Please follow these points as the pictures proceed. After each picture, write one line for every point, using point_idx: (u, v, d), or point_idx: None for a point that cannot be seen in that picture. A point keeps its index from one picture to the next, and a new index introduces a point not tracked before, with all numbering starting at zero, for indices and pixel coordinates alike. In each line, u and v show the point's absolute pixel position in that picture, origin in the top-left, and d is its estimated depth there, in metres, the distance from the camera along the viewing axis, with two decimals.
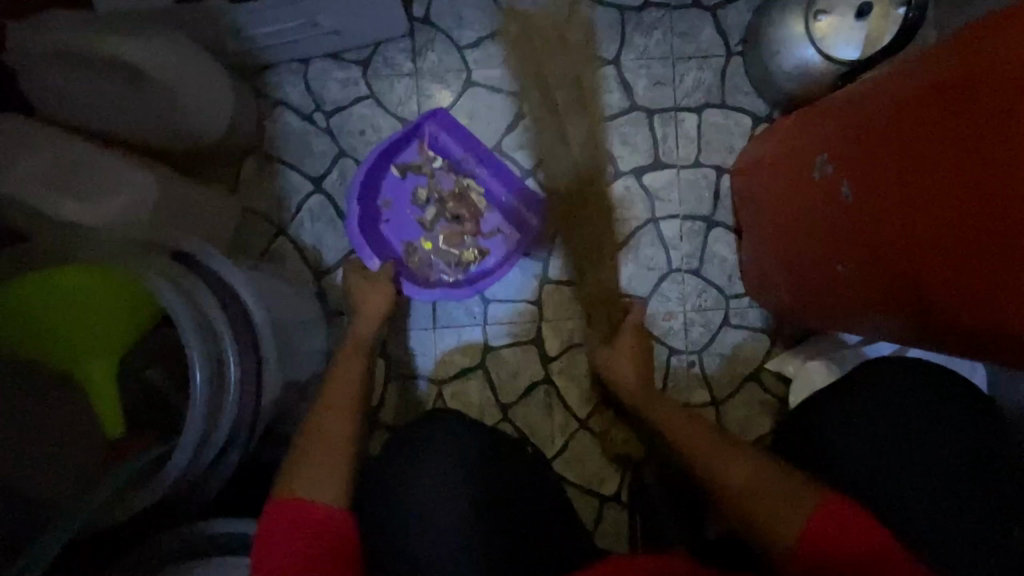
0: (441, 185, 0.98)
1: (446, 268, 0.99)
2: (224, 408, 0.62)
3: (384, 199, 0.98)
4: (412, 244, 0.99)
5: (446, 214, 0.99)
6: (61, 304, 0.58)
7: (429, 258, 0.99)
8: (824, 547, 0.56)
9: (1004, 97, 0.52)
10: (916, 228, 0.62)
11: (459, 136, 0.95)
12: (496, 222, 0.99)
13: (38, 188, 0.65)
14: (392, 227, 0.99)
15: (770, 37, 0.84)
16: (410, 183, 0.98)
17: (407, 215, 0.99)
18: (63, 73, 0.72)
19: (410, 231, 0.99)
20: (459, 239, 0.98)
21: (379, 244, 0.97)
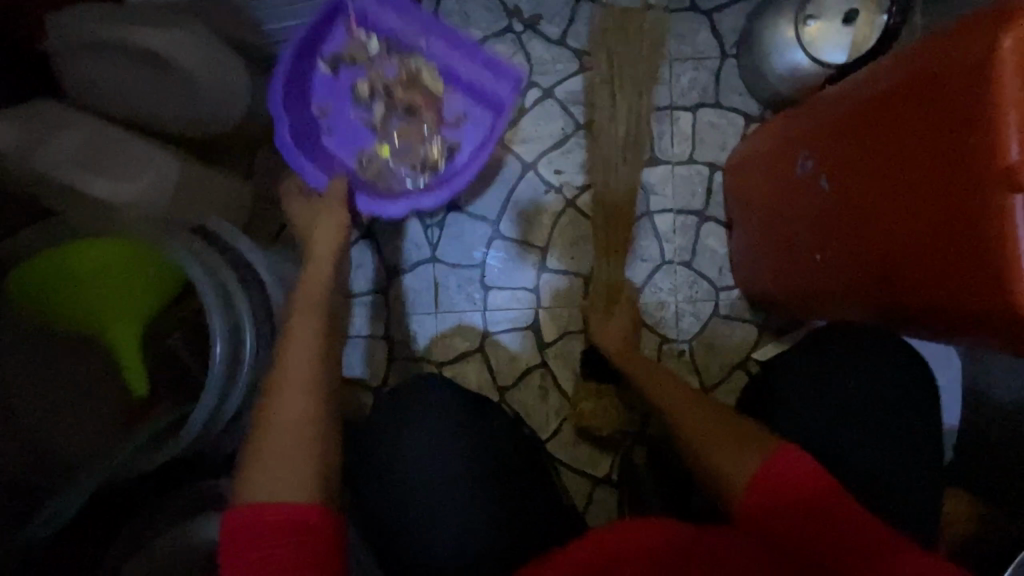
0: (384, 73, 0.92)
1: (411, 174, 0.93)
2: (238, 380, 0.69)
3: (319, 105, 0.92)
4: (365, 152, 0.92)
5: (397, 109, 0.93)
6: (96, 274, 0.68)
7: (393, 167, 0.93)
8: (770, 493, 0.58)
9: (973, 99, 0.51)
10: (889, 227, 0.61)
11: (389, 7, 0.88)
12: (459, 107, 0.93)
13: (71, 168, 0.75)
14: (338, 138, 0.92)
15: (765, 41, 0.94)
16: (345, 79, 0.92)
17: (350, 118, 0.93)
18: (98, 63, 0.81)
19: (358, 139, 0.93)
20: (420, 137, 0.93)
21: (328, 160, 0.90)
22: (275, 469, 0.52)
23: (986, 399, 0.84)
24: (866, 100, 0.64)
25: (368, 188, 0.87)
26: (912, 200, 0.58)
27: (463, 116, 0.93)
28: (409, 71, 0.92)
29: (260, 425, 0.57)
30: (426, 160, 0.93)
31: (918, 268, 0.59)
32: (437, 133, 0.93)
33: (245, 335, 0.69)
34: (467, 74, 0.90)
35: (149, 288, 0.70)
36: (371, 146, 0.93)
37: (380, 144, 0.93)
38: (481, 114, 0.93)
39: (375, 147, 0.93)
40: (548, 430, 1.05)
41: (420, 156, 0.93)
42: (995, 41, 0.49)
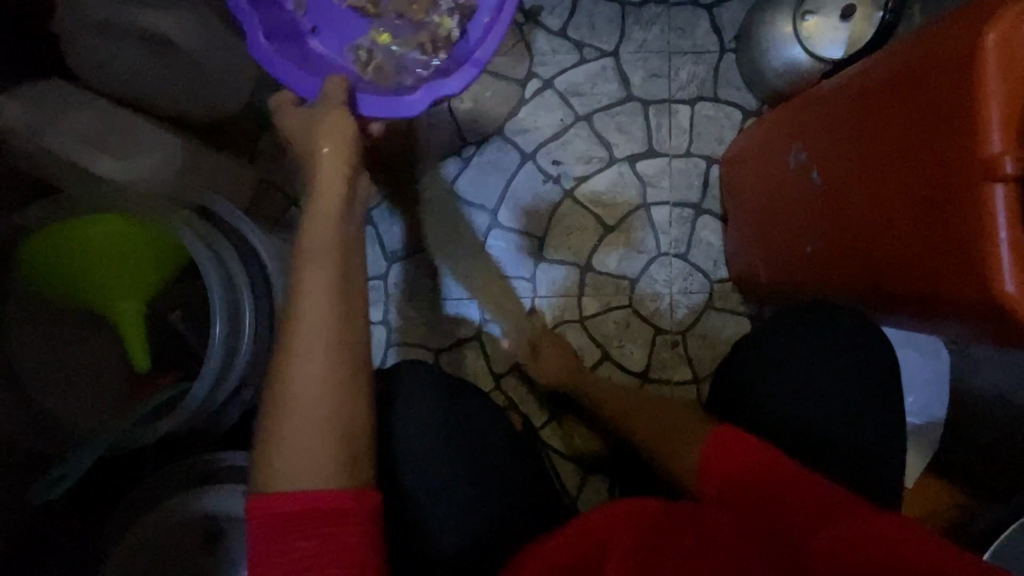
0: None
1: (421, 55, 0.80)
2: (239, 355, 0.70)
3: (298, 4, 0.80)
4: (362, 43, 0.81)
5: None
6: (100, 252, 0.69)
7: (401, 55, 0.80)
8: (722, 477, 0.61)
9: (958, 83, 0.52)
10: (874, 208, 0.62)
11: None
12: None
13: (79, 147, 0.76)
14: (327, 36, 0.81)
15: (763, 37, 0.96)
16: None
17: (333, 7, 0.81)
18: (105, 44, 0.82)
19: (353, 31, 0.82)
20: (422, 10, 0.81)
21: (321, 61, 0.78)
22: (297, 454, 0.50)
23: (972, 390, 0.86)
24: (858, 87, 0.66)
25: (378, 85, 0.75)
26: (896, 188, 0.59)
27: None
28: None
29: (281, 399, 0.53)
30: (436, 34, 0.80)
31: (901, 256, 0.60)
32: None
33: (244, 313, 0.71)
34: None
35: (153, 265, 0.72)
36: (368, 38, 0.81)
37: (377, 32, 0.81)
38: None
39: (373, 37, 0.81)
40: (543, 417, 1.06)
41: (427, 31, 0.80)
42: (979, 34, 0.50)
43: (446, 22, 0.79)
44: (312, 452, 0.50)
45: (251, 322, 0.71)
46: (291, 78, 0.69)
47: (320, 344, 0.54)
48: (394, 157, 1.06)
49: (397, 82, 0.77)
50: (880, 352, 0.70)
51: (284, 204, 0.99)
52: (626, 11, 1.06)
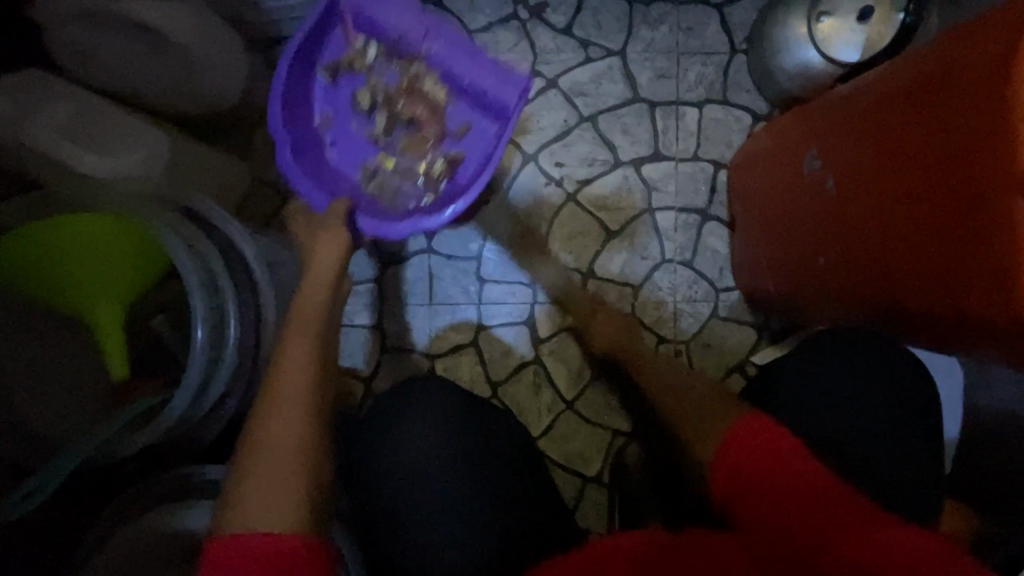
0: (386, 80, 0.90)
1: (415, 187, 0.89)
2: (223, 364, 0.67)
3: (321, 118, 0.89)
4: (369, 163, 0.90)
5: (398, 118, 0.90)
6: (78, 250, 0.66)
7: (397, 182, 0.89)
8: (738, 470, 0.58)
9: (990, 92, 0.49)
10: (895, 220, 0.59)
11: (384, 9, 0.85)
12: (461, 118, 0.89)
13: (58, 141, 0.72)
14: (339, 151, 0.90)
15: (775, 38, 0.92)
16: (346, 88, 0.90)
17: (351, 129, 0.90)
18: (88, 33, 0.78)
19: (362, 149, 0.90)
20: (423, 147, 0.89)
21: (332, 174, 0.88)
22: (261, 497, 0.51)
23: (985, 407, 0.83)
24: (879, 91, 0.62)
25: (369, 205, 0.85)
26: (915, 203, 0.56)
27: (466, 126, 0.89)
28: (409, 80, 0.89)
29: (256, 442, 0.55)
30: (428, 171, 0.88)
31: (920, 272, 0.57)
32: (441, 145, 0.90)
33: (229, 318, 0.67)
34: (471, 80, 0.86)
35: (134, 267, 0.68)
36: (374, 158, 0.90)
37: (383, 155, 0.90)
38: (485, 121, 0.89)
39: (378, 158, 0.90)
40: (541, 427, 1.03)
41: (423, 166, 0.89)
42: (1015, 39, 0.47)
43: (439, 165, 0.87)
44: (276, 496, 0.51)
45: (237, 328, 0.67)
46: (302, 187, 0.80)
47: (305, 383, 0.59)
48: None
49: (387, 207, 0.87)
50: (895, 370, 0.67)
51: (277, 203, 0.96)
52: (634, 9, 1.02)
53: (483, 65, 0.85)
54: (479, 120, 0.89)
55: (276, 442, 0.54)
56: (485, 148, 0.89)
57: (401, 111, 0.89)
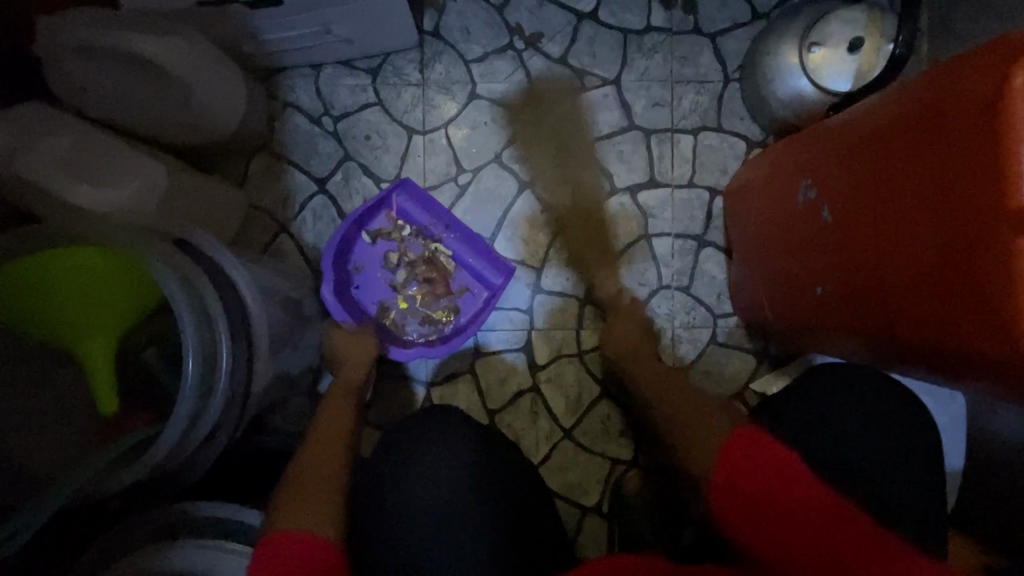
0: (411, 249, 0.98)
1: (418, 327, 0.98)
2: (213, 397, 0.66)
3: (354, 263, 0.97)
4: (386, 304, 0.98)
5: (417, 276, 0.98)
6: (67, 285, 0.65)
7: (405, 320, 0.98)
8: (743, 497, 0.55)
9: (979, 129, 0.49)
10: (891, 254, 0.59)
11: (424, 205, 0.95)
12: (463, 285, 0.99)
13: (50, 172, 0.72)
14: (362, 292, 0.97)
15: (768, 67, 0.93)
16: (379, 248, 0.97)
17: (376, 276, 0.98)
18: (86, 66, 0.78)
19: (381, 292, 0.98)
20: (433, 299, 0.98)
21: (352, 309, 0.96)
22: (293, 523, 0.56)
23: (989, 435, 0.82)
24: (871, 126, 0.63)
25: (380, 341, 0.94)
26: (912, 242, 0.56)
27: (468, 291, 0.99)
28: (430, 253, 0.98)
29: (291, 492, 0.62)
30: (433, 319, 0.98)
31: (920, 309, 0.57)
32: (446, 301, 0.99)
33: (221, 350, 0.67)
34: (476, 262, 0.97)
35: (125, 302, 0.68)
36: (390, 298, 0.98)
37: (399, 298, 0.98)
38: (484, 290, 0.99)
39: (394, 299, 0.98)
40: (539, 457, 1.02)
41: (429, 312, 0.98)
42: (1006, 77, 0.47)
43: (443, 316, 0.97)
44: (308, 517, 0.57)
45: (228, 360, 0.67)
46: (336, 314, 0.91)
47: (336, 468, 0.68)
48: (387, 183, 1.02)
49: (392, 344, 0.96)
50: None
51: (275, 230, 0.98)
52: (628, 38, 1.03)
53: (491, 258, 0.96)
54: (479, 290, 0.99)
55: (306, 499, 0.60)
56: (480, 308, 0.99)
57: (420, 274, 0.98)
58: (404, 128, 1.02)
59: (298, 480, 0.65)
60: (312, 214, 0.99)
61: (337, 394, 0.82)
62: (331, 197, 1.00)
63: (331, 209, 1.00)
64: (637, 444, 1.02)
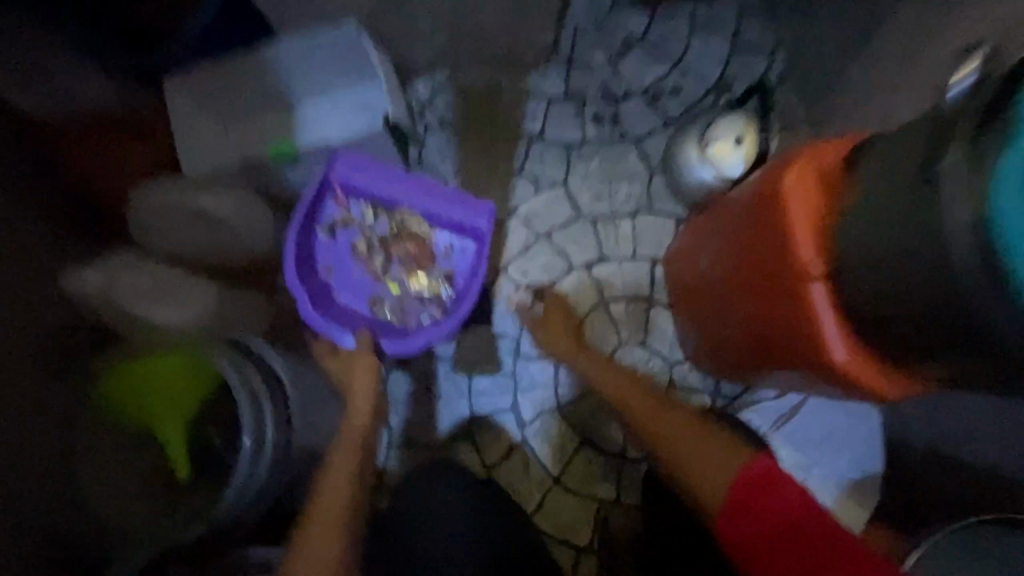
0: (379, 231, 1.06)
1: (421, 304, 1.05)
2: (262, 462, 0.85)
3: (326, 267, 1.05)
4: (377, 296, 1.05)
5: (393, 257, 1.06)
6: (150, 384, 0.87)
7: (404, 303, 1.05)
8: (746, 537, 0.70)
9: (773, 213, 0.70)
10: (755, 302, 0.78)
11: (366, 170, 1.02)
12: (445, 243, 1.07)
13: (133, 297, 0.94)
14: (347, 293, 1.04)
15: (679, 163, 1.19)
16: (344, 241, 1.06)
17: (352, 272, 1.05)
18: (160, 217, 1.05)
19: (367, 288, 1.05)
20: (420, 272, 1.06)
21: (347, 314, 1.02)
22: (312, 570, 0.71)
23: (902, 444, 0.99)
24: (734, 208, 0.84)
25: (391, 333, 1.01)
26: (761, 290, 0.76)
27: (451, 250, 1.07)
28: (399, 222, 1.06)
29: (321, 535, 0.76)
30: (428, 293, 1.06)
31: (778, 342, 0.75)
32: (434, 268, 1.07)
33: (267, 424, 0.86)
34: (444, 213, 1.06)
35: (191, 391, 0.88)
36: (379, 288, 1.05)
37: (388, 285, 1.05)
38: (468, 242, 1.07)
39: (382, 287, 1.05)
40: (532, 504, 1.17)
41: (424, 289, 1.05)
42: (779, 180, 0.69)
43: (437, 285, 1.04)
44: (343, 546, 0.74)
45: (273, 431, 0.86)
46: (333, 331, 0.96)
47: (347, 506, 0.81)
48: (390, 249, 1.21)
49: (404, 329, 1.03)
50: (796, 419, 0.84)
51: (298, 327, 1.20)
52: (571, 150, 1.31)
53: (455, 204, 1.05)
54: (460, 244, 1.07)
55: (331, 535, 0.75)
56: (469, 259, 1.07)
57: (395, 250, 1.06)
58: None
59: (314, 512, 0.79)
60: None
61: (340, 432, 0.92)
62: None
63: None
64: (617, 485, 1.17)
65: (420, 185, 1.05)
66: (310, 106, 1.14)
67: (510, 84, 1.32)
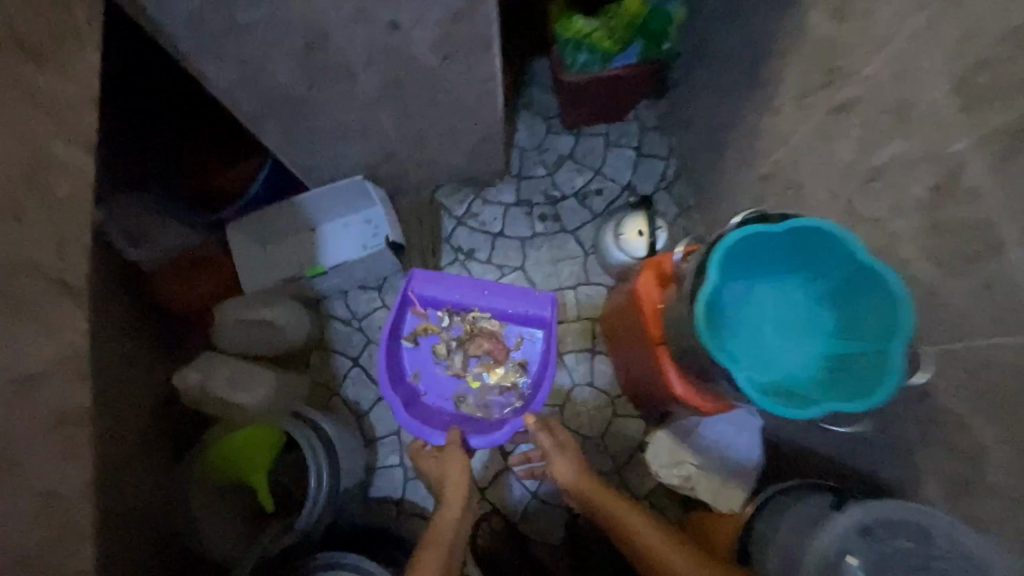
0: (454, 333, 1.42)
1: (499, 393, 1.41)
2: (322, 495, 1.23)
3: (414, 372, 1.41)
4: (461, 393, 1.41)
5: (470, 354, 1.41)
6: (242, 444, 1.28)
7: (487, 393, 1.41)
8: None
9: (639, 302, 1.12)
10: (641, 355, 1.19)
11: (439, 289, 1.41)
12: (515, 335, 1.42)
13: (221, 384, 1.32)
14: (434, 392, 1.41)
15: (603, 248, 1.62)
16: (427, 347, 1.42)
17: (437, 373, 1.42)
18: (230, 325, 1.44)
19: (451, 386, 1.41)
20: (494, 366, 1.41)
21: (440, 412, 1.40)
22: None
23: (773, 442, 1.38)
24: (625, 292, 1.26)
25: (478, 425, 1.37)
26: (642, 348, 1.17)
27: (520, 340, 1.42)
28: (472, 323, 1.43)
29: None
30: (507, 381, 1.41)
31: (657, 382, 1.15)
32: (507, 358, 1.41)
33: (323, 469, 1.25)
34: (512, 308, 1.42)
35: (269, 446, 1.29)
36: (463, 384, 1.41)
37: (469, 380, 1.41)
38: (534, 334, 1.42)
39: (465, 383, 1.41)
40: (518, 514, 1.54)
41: (500, 381, 1.41)
42: (639, 282, 1.11)
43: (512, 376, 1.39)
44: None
45: (329, 473, 1.25)
46: (426, 434, 1.35)
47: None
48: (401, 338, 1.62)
49: (488, 418, 1.39)
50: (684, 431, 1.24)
51: (329, 394, 1.57)
52: (525, 242, 1.74)
53: (519, 302, 1.41)
54: (528, 333, 1.42)
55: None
56: (537, 345, 1.42)
57: (471, 349, 1.41)
58: None
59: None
60: (352, 380, 1.58)
61: (438, 526, 1.18)
62: (363, 367, 1.60)
63: (363, 375, 1.59)
64: None
65: (484, 291, 1.42)
66: (329, 229, 1.58)
67: (476, 196, 1.77)
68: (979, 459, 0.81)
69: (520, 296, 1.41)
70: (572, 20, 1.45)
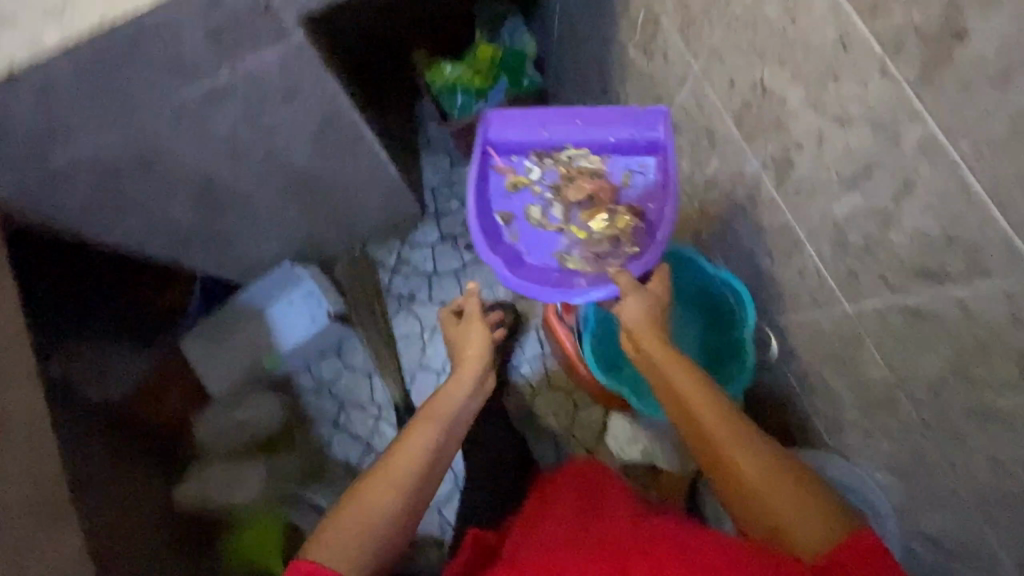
0: (551, 179, 1.13)
1: (610, 241, 1.08)
2: None
3: (512, 232, 1.12)
4: (565, 245, 1.11)
5: (572, 202, 1.11)
6: (254, 534, 1.44)
7: (594, 244, 1.09)
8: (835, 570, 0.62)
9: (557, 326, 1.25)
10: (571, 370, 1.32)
11: (523, 129, 1.13)
12: (622, 169, 1.11)
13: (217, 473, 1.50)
14: (535, 251, 1.11)
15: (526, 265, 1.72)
16: (521, 203, 1.13)
17: (534, 232, 1.12)
18: (210, 430, 1.56)
19: (554, 242, 1.11)
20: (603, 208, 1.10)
21: (543, 272, 1.09)
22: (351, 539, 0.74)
23: None
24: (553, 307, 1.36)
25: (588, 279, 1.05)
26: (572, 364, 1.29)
27: (628, 175, 1.11)
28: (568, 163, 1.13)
29: (389, 465, 0.83)
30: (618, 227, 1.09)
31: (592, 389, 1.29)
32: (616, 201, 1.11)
33: None
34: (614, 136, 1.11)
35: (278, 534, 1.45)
36: (567, 239, 1.11)
37: (572, 231, 1.11)
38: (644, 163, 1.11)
39: (569, 237, 1.11)
40: None
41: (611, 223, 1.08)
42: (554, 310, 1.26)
43: (624, 216, 1.07)
44: (412, 441, 0.86)
45: None
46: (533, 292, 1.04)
47: (418, 463, 0.84)
48: (370, 395, 1.74)
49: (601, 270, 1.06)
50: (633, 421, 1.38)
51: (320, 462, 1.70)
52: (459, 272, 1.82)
53: (622, 126, 1.09)
54: (638, 164, 1.12)
55: (410, 449, 0.85)
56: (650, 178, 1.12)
57: (572, 194, 1.11)
58: (366, 374, 1.75)
59: (380, 469, 0.83)
60: (337, 442, 1.70)
61: (441, 397, 0.98)
62: (343, 428, 1.71)
63: (345, 436, 1.71)
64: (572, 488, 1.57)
65: (574, 119, 1.11)
66: (275, 312, 1.59)
67: (402, 243, 1.84)
68: (842, 404, 0.97)
69: (622, 118, 1.09)
70: (440, 69, 1.57)
